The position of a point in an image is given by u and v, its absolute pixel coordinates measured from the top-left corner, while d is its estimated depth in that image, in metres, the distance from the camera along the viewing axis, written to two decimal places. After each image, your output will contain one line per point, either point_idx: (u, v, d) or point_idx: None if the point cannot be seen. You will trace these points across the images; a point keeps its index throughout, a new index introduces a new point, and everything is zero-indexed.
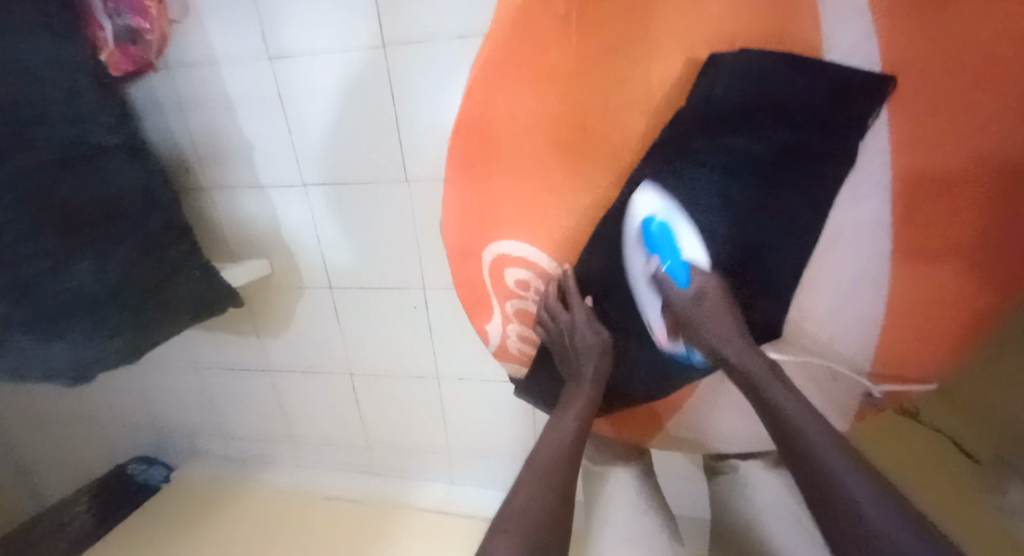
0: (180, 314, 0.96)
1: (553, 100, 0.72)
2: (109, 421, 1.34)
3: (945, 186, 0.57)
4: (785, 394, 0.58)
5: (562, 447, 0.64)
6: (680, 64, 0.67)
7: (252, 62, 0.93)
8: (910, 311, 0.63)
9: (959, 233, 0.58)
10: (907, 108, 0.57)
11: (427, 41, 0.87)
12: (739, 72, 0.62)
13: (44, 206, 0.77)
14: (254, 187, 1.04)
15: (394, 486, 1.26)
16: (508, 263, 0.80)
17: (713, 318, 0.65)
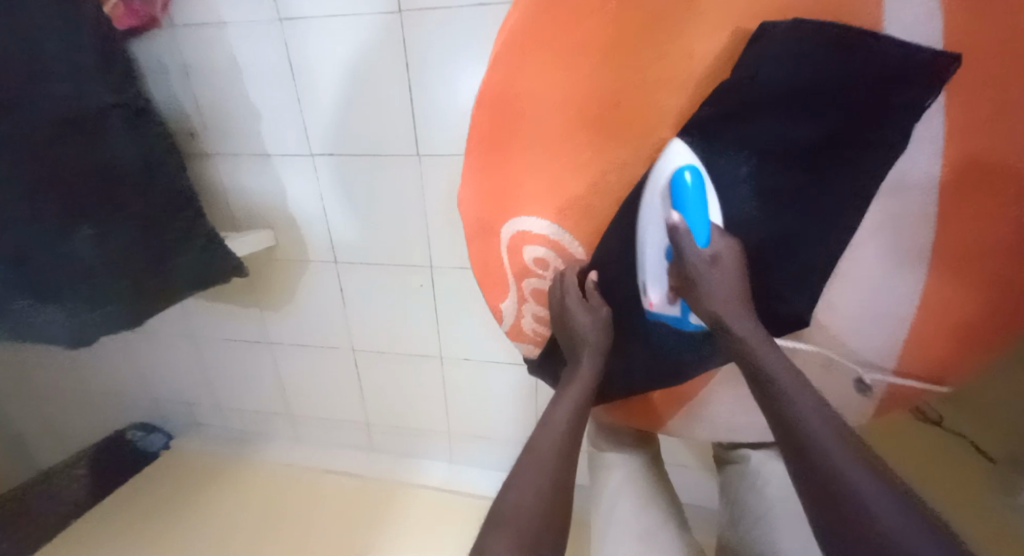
0: (180, 289, 0.84)
1: (579, 70, 0.56)
2: (110, 388, 1.38)
3: (987, 178, 0.47)
4: (811, 400, 0.43)
5: (557, 434, 0.49)
6: (722, 40, 0.53)
7: (261, 20, 0.87)
8: (937, 313, 0.52)
9: (999, 232, 0.47)
10: (964, 97, 0.46)
11: (447, 9, 0.80)
12: (789, 51, 0.49)
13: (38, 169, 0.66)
14: (261, 155, 0.99)
15: (393, 464, 1.25)
16: (528, 241, 0.61)
17: (731, 286, 0.49)
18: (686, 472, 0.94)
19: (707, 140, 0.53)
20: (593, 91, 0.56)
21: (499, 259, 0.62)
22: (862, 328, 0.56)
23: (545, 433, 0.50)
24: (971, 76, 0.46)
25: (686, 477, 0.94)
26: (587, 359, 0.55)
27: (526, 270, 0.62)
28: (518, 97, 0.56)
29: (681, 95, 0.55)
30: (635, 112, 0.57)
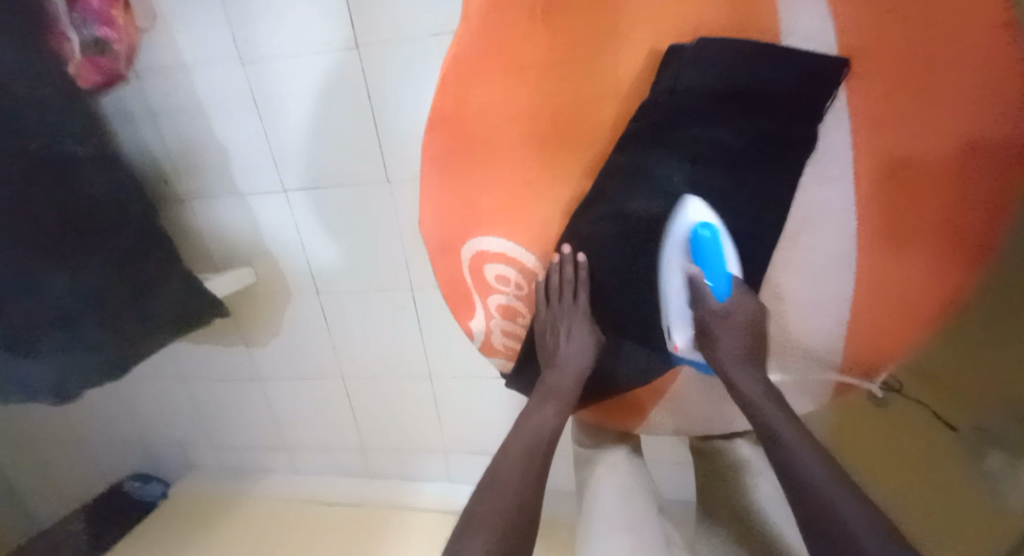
0: (160, 330, 0.83)
1: (521, 92, 0.58)
2: (104, 438, 1.38)
3: (917, 155, 0.49)
4: (785, 421, 0.51)
5: (538, 439, 0.56)
6: (644, 52, 0.55)
7: (224, 64, 0.90)
8: (885, 288, 0.54)
9: (927, 206, 0.50)
10: (869, 89, 0.50)
11: (402, 40, 0.83)
12: (705, 65, 0.52)
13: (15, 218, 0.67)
14: (236, 195, 1.01)
15: (390, 488, 1.26)
16: (488, 261, 0.63)
17: (734, 335, 0.55)
18: (675, 467, 0.96)
19: (644, 152, 0.56)
20: (528, 112, 0.59)
21: (462, 280, 0.64)
22: (807, 315, 0.58)
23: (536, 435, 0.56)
24: (871, 72, 0.50)
25: (675, 472, 0.96)
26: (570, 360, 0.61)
27: (487, 286, 0.64)
28: (462, 123, 0.59)
29: (612, 109, 0.58)
30: (570, 128, 0.59)
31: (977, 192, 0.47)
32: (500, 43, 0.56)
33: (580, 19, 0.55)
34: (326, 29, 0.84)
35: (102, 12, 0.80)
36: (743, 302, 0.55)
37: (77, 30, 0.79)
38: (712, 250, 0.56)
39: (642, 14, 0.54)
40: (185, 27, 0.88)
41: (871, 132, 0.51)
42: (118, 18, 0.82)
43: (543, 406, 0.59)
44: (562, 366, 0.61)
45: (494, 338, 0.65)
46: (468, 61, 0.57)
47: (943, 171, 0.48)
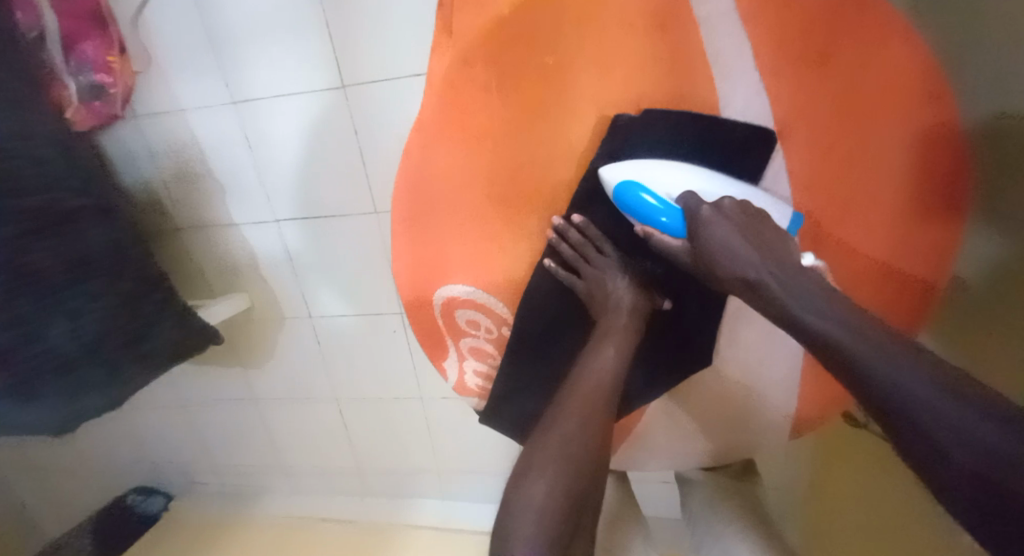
0: (154, 364, 0.89)
1: (484, 153, 0.63)
2: (106, 457, 1.42)
3: (859, 168, 0.59)
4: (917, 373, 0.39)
5: (579, 441, 0.53)
6: (594, 122, 0.61)
7: (218, 106, 0.93)
8: (863, 282, 0.63)
9: (892, 203, 0.60)
10: (812, 131, 0.58)
11: (385, 80, 0.86)
12: (648, 132, 0.59)
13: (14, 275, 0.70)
14: (230, 225, 1.05)
15: (387, 506, 1.29)
16: (459, 306, 0.67)
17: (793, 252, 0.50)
18: (662, 486, 0.98)
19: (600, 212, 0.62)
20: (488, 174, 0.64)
21: (435, 324, 0.68)
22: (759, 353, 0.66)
23: (598, 376, 0.57)
24: (813, 122, 0.58)
25: (662, 488, 0.99)
26: (620, 308, 0.60)
27: (461, 330, 0.68)
28: (428, 188, 0.64)
29: (569, 170, 0.62)
30: (526, 184, 0.63)
31: (932, 173, 0.58)
32: (462, 106, 0.61)
33: (530, 81, 0.60)
34: (314, 71, 0.88)
35: (98, 60, 0.86)
36: (708, 216, 0.50)
37: (73, 76, 0.86)
38: (633, 201, 0.55)
39: (591, 80, 0.60)
40: (179, 70, 0.92)
41: (821, 166, 0.59)
42: (114, 64, 0.87)
43: (601, 347, 0.58)
44: (618, 313, 0.60)
45: (467, 378, 0.69)
46: (439, 126, 0.62)
47: (902, 168, 0.59)
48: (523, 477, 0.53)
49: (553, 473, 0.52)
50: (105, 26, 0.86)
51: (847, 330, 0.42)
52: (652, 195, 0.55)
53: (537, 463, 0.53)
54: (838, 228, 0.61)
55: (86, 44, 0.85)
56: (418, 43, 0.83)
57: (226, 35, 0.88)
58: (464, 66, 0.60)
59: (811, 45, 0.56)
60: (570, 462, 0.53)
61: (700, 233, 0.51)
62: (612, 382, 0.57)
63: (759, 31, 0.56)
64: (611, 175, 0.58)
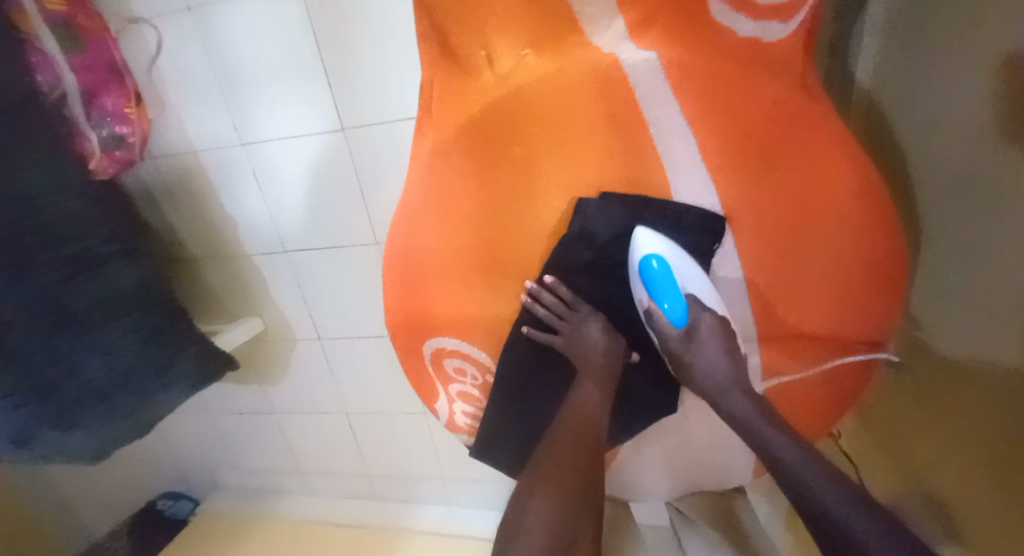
0: (180, 392, 0.96)
1: (454, 232, 0.64)
2: (137, 462, 1.52)
3: (812, 169, 0.56)
4: (816, 472, 0.54)
5: (574, 473, 0.62)
6: (564, 205, 0.62)
7: (227, 145, 1.00)
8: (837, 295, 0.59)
9: (835, 196, 0.56)
10: (721, 140, 0.57)
11: (381, 123, 0.91)
12: (613, 219, 0.62)
13: (58, 322, 0.78)
14: (243, 255, 1.11)
15: (396, 509, 1.36)
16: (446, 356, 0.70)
17: (712, 355, 0.62)
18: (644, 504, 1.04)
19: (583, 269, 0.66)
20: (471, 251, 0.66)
21: (424, 373, 0.72)
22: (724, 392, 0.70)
23: (586, 413, 0.65)
24: (717, 131, 0.57)
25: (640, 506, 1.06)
26: (596, 360, 0.66)
27: (449, 377, 0.72)
28: (414, 264, 0.67)
29: (539, 249, 0.65)
30: (506, 263, 0.65)
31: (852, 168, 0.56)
32: (433, 195, 0.64)
33: (505, 175, 0.62)
34: (314, 113, 0.93)
35: (116, 111, 0.91)
36: (706, 324, 0.62)
37: (95, 129, 0.89)
38: (662, 277, 0.62)
39: (559, 177, 0.61)
40: (193, 115, 0.98)
41: (751, 179, 0.57)
42: (131, 114, 0.94)
43: (581, 389, 0.67)
44: (591, 356, 0.67)
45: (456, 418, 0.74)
46: (418, 208, 0.65)
47: (829, 158, 0.56)
48: (529, 492, 0.63)
49: (550, 498, 0.61)
50: (121, 79, 0.92)
51: (816, 479, 0.53)
52: (661, 264, 0.62)
53: (536, 495, 0.62)
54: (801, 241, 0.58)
55: (105, 97, 0.90)
56: (410, 89, 0.87)
57: (230, 80, 0.94)
58: (443, 155, 0.63)
59: (717, 62, 0.56)
60: (566, 487, 0.62)
61: (695, 330, 0.63)
62: (599, 413, 0.65)
63: (691, 96, 0.56)
64: (642, 236, 0.62)
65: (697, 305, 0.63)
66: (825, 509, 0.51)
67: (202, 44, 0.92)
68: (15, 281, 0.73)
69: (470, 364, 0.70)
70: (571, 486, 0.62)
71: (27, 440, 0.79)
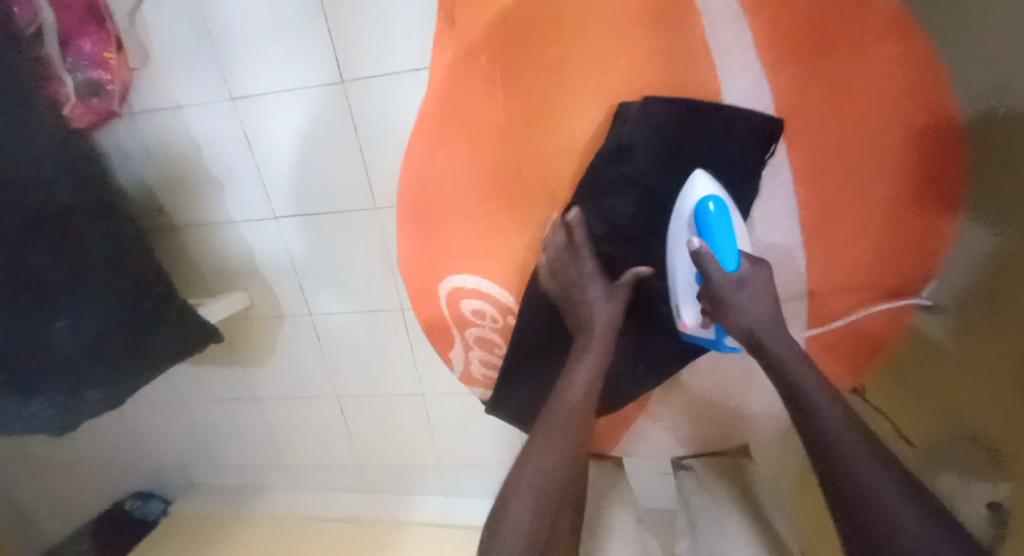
0: (158, 364, 0.88)
1: (487, 150, 0.61)
2: (103, 461, 1.42)
3: (874, 93, 0.52)
4: (849, 440, 0.49)
5: (553, 476, 0.55)
6: (600, 116, 0.59)
7: (214, 101, 0.94)
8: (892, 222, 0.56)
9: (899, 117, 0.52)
10: (786, 39, 0.53)
11: (384, 76, 0.87)
12: (653, 125, 0.57)
13: (17, 278, 0.71)
14: (229, 224, 1.04)
15: (387, 501, 1.29)
16: (464, 296, 0.66)
17: (756, 305, 0.56)
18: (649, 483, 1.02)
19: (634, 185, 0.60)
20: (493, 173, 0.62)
21: (439, 316, 0.67)
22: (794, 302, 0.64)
23: (569, 401, 0.59)
24: (782, 34, 0.53)
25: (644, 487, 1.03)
26: (602, 324, 0.62)
27: (466, 320, 0.67)
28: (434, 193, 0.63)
29: (570, 166, 0.61)
30: (533, 184, 0.62)
31: (909, 100, 0.51)
32: (458, 96, 0.59)
33: (535, 77, 0.58)
34: (311, 65, 0.88)
35: (95, 56, 0.86)
36: (751, 276, 0.56)
37: (71, 73, 0.86)
38: (721, 223, 0.56)
39: (592, 78, 0.58)
40: (178, 69, 0.92)
41: (818, 84, 0.54)
42: (111, 61, 0.88)
43: (578, 365, 0.61)
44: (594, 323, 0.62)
45: (473, 368, 0.70)
46: (439, 124, 0.60)
47: (900, 78, 0.51)
48: (504, 499, 0.55)
49: (544, 478, 0.55)
50: (103, 23, 0.86)
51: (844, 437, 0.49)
52: (717, 205, 0.56)
53: (524, 477, 0.55)
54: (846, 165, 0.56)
55: (83, 40, 0.85)
56: (416, 38, 0.83)
57: (221, 27, 0.88)
58: (468, 59, 0.57)
59: None
60: (557, 462, 0.56)
61: (743, 279, 0.56)
62: (584, 405, 0.58)
63: None
64: (698, 179, 0.58)
65: (748, 259, 0.57)
66: (845, 458, 0.48)
67: None
68: None
69: (490, 303, 0.66)
70: (564, 465, 0.56)
71: None
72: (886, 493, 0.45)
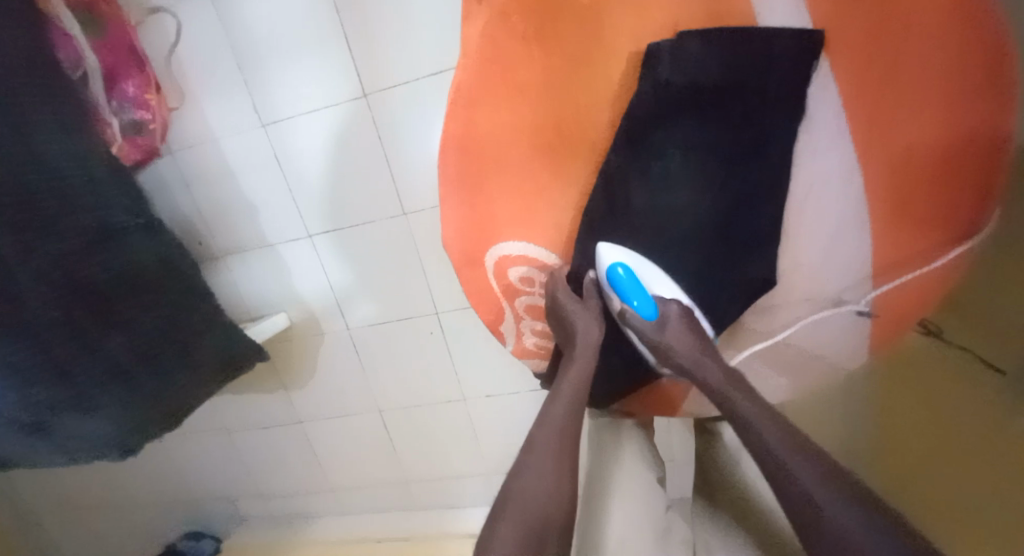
0: (206, 377, 0.93)
1: (525, 109, 0.62)
2: (155, 501, 1.43)
3: (905, 74, 0.49)
4: (766, 422, 0.46)
5: (547, 494, 0.49)
6: (629, 59, 0.59)
7: (250, 129, 0.97)
8: (905, 211, 0.53)
9: (926, 104, 0.49)
10: None
11: (409, 83, 0.89)
12: (686, 58, 0.55)
13: (80, 297, 0.76)
14: (264, 246, 1.07)
15: (436, 516, 1.26)
16: (514, 264, 0.68)
17: (681, 337, 0.56)
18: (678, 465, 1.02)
19: (662, 126, 0.58)
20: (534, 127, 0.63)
21: (490, 288, 0.69)
22: (832, 245, 0.57)
23: (552, 413, 0.57)
24: None
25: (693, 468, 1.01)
26: (586, 341, 0.61)
27: (516, 289, 0.69)
28: (479, 143, 0.64)
29: (607, 115, 0.62)
30: (573, 136, 0.63)
31: (937, 82, 0.48)
32: (496, 59, 0.61)
33: (567, 37, 0.60)
34: (337, 81, 0.91)
35: (137, 98, 0.91)
36: (673, 314, 0.57)
37: (116, 115, 0.91)
38: (629, 283, 0.59)
39: (623, 27, 0.58)
40: (212, 102, 0.97)
41: (858, 54, 0.51)
42: (151, 101, 0.93)
43: (567, 373, 0.60)
44: (575, 343, 0.62)
45: (527, 339, 0.72)
46: (483, 89, 0.62)
47: (939, 63, 0.48)
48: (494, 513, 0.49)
49: (548, 462, 0.53)
50: (143, 66, 0.91)
51: (758, 417, 0.46)
52: (625, 268, 0.59)
53: (532, 463, 0.52)
54: (879, 141, 0.52)
55: (126, 83, 0.90)
56: (437, 40, 0.86)
57: (252, 56, 0.92)
58: (504, 21, 0.59)
59: None
60: (555, 454, 0.53)
61: (666, 316, 0.58)
62: (569, 416, 0.56)
63: None
64: (606, 251, 0.61)
65: (662, 300, 0.59)
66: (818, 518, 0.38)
67: (222, 24, 0.91)
68: (31, 250, 0.71)
69: (539, 269, 0.68)
70: (562, 449, 0.54)
71: (44, 429, 0.79)
72: (816, 495, 0.39)
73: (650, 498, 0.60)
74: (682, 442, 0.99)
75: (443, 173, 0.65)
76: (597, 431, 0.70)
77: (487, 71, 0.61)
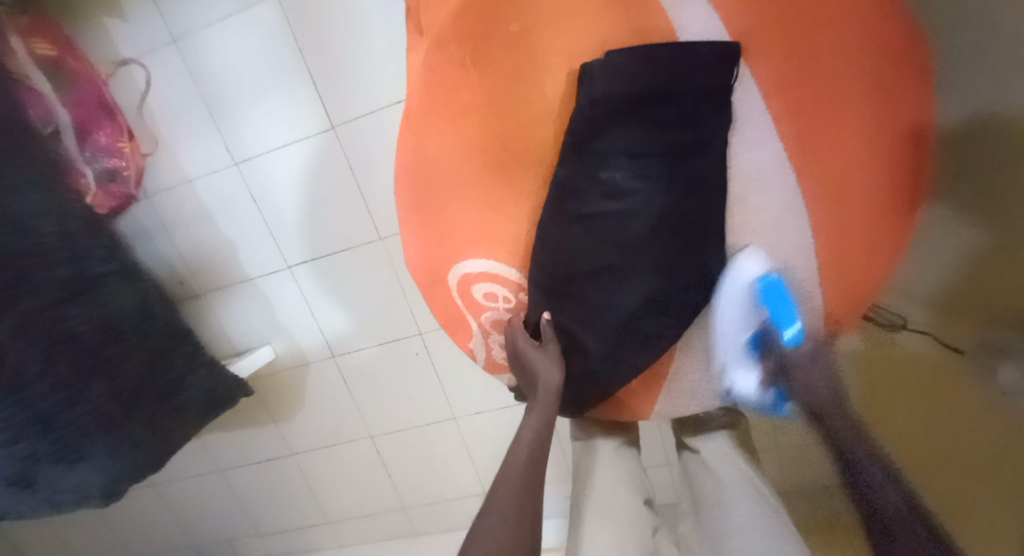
0: (192, 416, 0.94)
1: (474, 131, 0.65)
2: (154, 546, 1.42)
3: (834, 72, 0.53)
4: None
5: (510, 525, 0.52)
6: (564, 75, 0.61)
7: (220, 168, 1.00)
8: (842, 198, 0.55)
9: (858, 96, 0.53)
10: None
11: (371, 113, 0.92)
12: (616, 71, 0.56)
13: (62, 345, 0.78)
14: (245, 281, 1.08)
15: (437, 540, 1.25)
16: (476, 281, 0.70)
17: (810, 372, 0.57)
18: (664, 468, 1.02)
19: (603, 136, 0.59)
20: (483, 148, 0.66)
21: (455, 304, 0.72)
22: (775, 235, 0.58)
23: (516, 454, 0.59)
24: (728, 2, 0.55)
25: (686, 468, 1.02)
26: (546, 386, 0.63)
27: (480, 305, 0.71)
28: (431, 169, 0.67)
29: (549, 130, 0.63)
30: (520, 152, 0.65)
31: (866, 79, 0.52)
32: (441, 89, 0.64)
33: (506, 61, 0.62)
34: (302, 118, 0.94)
35: (109, 146, 0.94)
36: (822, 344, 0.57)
37: (89, 164, 0.94)
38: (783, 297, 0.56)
39: (557, 46, 0.60)
40: (183, 146, 1.00)
41: (779, 57, 0.54)
42: (124, 149, 0.96)
43: (527, 417, 0.63)
44: (537, 387, 0.64)
45: (496, 352, 0.74)
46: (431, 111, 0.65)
47: (864, 60, 0.52)
48: None
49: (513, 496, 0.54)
50: (113, 116, 0.94)
51: None
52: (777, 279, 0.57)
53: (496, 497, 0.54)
54: (811, 134, 0.55)
55: (97, 132, 0.93)
56: (392, 70, 0.88)
57: (218, 99, 0.95)
58: (441, 50, 0.62)
59: None
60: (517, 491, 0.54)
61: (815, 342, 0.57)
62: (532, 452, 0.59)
63: None
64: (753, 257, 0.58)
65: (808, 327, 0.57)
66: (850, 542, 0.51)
67: (186, 67, 0.94)
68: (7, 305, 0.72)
69: (500, 285, 0.69)
70: (527, 483, 0.56)
71: (29, 481, 0.79)
72: None
73: (629, 515, 0.62)
74: (666, 446, 1.00)
75: (401, 199, 0.69)
76: (580, 453, 0.73)
77: (434, 96, 0.65)
